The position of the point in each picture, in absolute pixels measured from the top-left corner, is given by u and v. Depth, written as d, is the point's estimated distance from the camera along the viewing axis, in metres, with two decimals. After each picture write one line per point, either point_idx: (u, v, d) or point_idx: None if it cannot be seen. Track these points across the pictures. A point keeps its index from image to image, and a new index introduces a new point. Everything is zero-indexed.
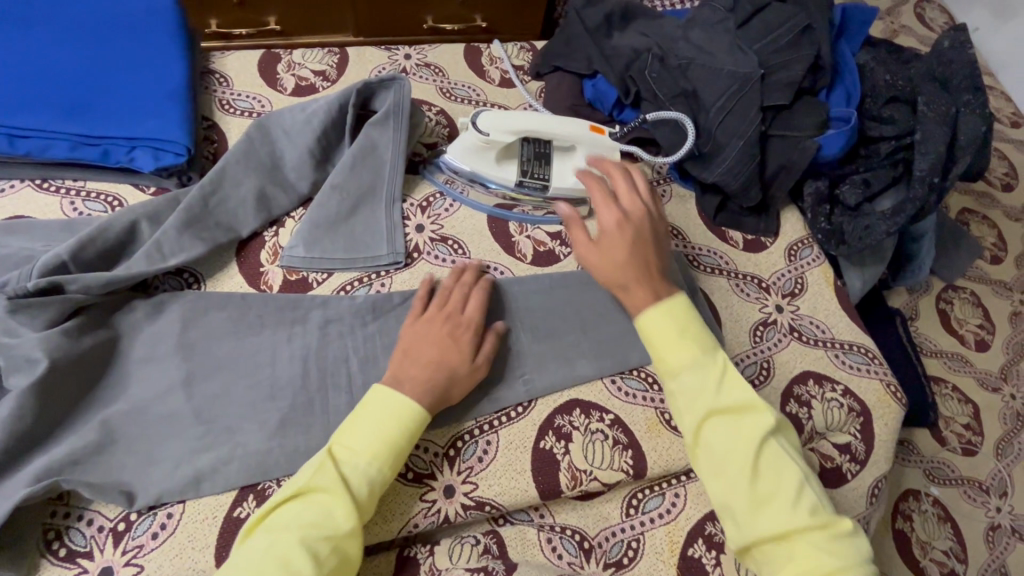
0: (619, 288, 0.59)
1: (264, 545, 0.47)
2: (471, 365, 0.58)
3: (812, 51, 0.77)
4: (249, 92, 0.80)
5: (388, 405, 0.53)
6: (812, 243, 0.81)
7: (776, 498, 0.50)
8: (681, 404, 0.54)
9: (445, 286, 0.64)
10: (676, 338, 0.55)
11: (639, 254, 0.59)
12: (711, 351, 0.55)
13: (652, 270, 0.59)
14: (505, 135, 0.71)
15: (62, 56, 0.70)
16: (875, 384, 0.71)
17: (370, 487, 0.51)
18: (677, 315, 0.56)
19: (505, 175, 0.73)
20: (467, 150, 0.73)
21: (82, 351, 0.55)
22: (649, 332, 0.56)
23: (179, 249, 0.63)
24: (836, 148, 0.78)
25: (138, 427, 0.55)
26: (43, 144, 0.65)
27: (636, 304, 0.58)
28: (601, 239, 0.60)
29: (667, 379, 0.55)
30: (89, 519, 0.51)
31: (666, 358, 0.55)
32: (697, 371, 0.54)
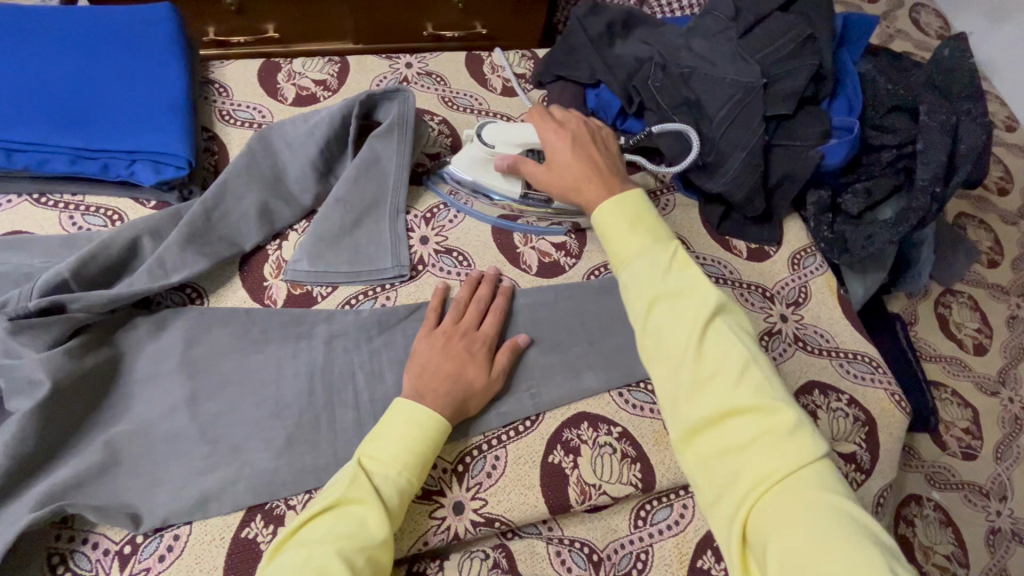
0: (573, 190, 0.59)
1: (299, 558, 0.46)
2: (487, 379, 0.60)
3: (814, 61, 0.78)
4: (250, 103, 0.79)
5: (414, 414, 0.54)
6: (815, 251, 0.81)
7: (720, 378, 0.45)
8: (628, 290, 0.51)
9: (457, 299, 0.65)
10: (626, 227, 0.53)
11: (585, 158, 0.60)
12: (664, 240, 0.52)
13: (602, 169, 0.59)
14: (509, 147, 0.70)
15: (60, 67, 0.69)
16: (879, 393, 0.71)
17: (399, 498, 0.51)
18: (628, 207, 0.54)
19: (508, 187, 0.72)
20: (472, 160, 0.72)
21: (86, 371, 0.55)
22: (603, 225, 0.54)
23: (182, 264, 0.62)
24: (839, 157, 0.78)
25: (144, 448, 0.54)
26: (42, 158, 0.64)
27: (591, 199, 0.57)
28: (552, 158, 0.62)
29: (619, 267, 0.52)
30: (94, 543, 0.51)
31: (619, 250, 0.52)
32: (646, 254, 0.51)
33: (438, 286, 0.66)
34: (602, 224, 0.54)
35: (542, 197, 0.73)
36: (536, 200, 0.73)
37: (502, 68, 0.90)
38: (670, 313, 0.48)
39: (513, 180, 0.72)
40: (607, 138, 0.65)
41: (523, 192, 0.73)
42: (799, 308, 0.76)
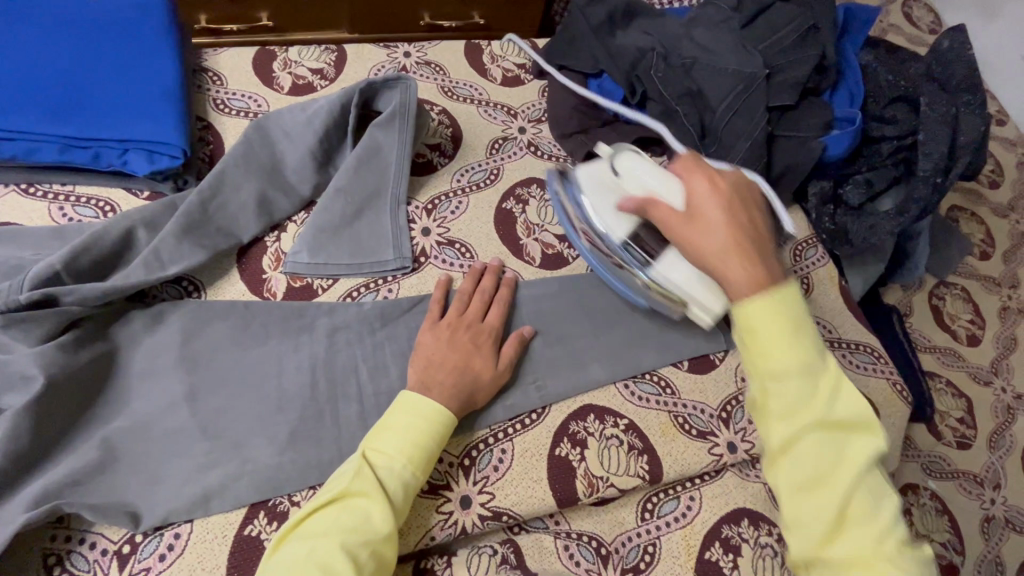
0: (714, 257, 0.48)
1: (302, 551, 0.46)
2: (494, 371, 0.59)
3: (817, 52, 0.77)
4: (245, 91, 0.77)
5: (419, 406, 0.53)
6: (817, 242, 0.80)
7: (866, 523, 0.41)
8: (770, 402, 0.43)
9: (461, 291, 0.64)
10: (790, 337, 0.43)
11: (740, 218, 0.49)
12: (821, 354, 0.44)
13: (756, 244, 0.47)
14: (637, 186, 0.59)
15: (48, 53, 0.67)
16: (881, 382, 0.72)
17: (405, 491, 0.50)
18: (791, 307, 0.44)
19: (613, 229, 0.62)
20: (591, 183, 0.64)
21: (80, 366, 0.53)
22: (751, 319, 0.44)
23: (178, 256, 0.60)
24: (841, 148, 0.78)
25: (142, 444, 0.52)
26: (30, 147, 0.62)
27: (736, 277, 0.46)
28: (698, 213, 0.50)
29: (765, 377, 0.43)
30: (92, 542, 0.49)
31: (775, 356, 0.43)
32: (807, 376, 0.42)
33: (440, 277, 0.65)
34: (743, 308, 0.44)
35: (641, 257, 0.62)
36: (636, 257, 0.62)
37: (502, 58, 0.88)
38: (821, 452, 0.42)
39: (625, 222, 0.61)
40: (760, 205, 0.52)
41: (626, 242, 0.62)
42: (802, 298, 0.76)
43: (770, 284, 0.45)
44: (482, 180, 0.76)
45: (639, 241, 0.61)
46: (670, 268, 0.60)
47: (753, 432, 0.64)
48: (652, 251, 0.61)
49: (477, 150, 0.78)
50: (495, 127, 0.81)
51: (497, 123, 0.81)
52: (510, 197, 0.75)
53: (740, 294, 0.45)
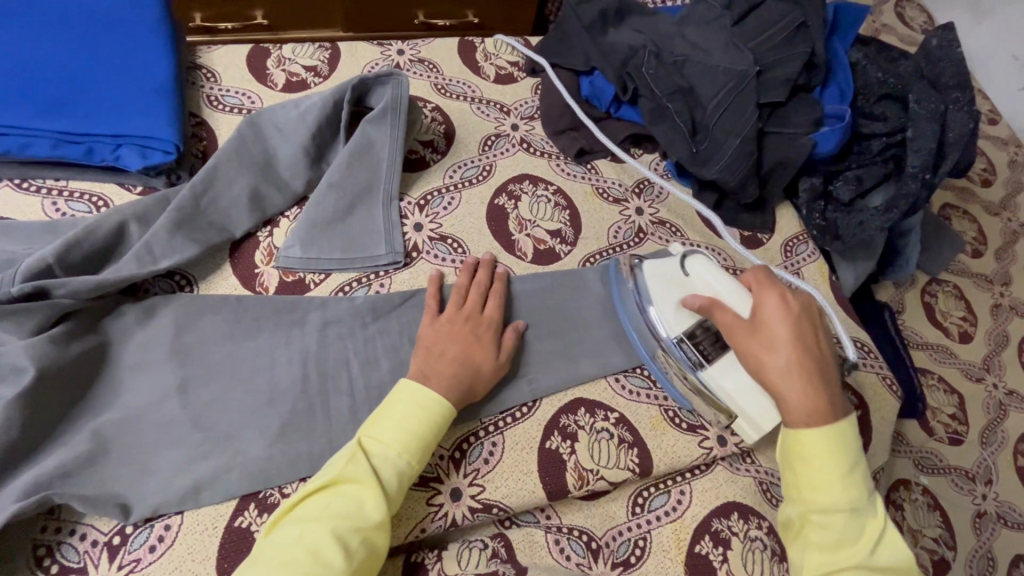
0: (777, 376, 0.54)
1: (294, 535, 0.46)
2: (495, 363, 0.59)
3: (807, 49, 0.78)
4: (238, 88, 0.77)
5: (416, 396, 0.54)
6: (807, 239, 0.81)
7: None
8: (812, 530, 0.50)
9: (457, 285, 0.64)
10: (838, 477, 0.51)
11: (803, 340, 0.55)
12: (869, 502, 0.51)
13: (816, 375, 0.54)
14: (705, 287, 0.62)
15: (43, 50, 0.67)
16: (872, 377, 0.72)
17: (399, 481, 0.51)
18: (842, 444, 0.52)
19: (671, 323, 0.63)
20: (656, 276, 0.65)
21: (71, 358, 0.53)
22: (805, 449, 0.52)
23: (170, 250, 0.61)
24: (831, 145, 0.78)
25: (133, 437, 0.53)
26: (23, 142, 0.62)
27: (795, 403, 0.53)
28: (763, 332, 0.56)
29: (812, 508, 0.51)
30: (82, 534, 0.49)
31: (824, 490, 0.51)
32: (853, 515, 0.50)
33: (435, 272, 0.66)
34: (798, 434, 0.53)
35: (694, 357, 0.62)
36: (687, 355, 0.62)
37: (495, 56, 0.89)
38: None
39: (684, 319, 0.62)
40: (821, 323, 0.59)
41: (680, 339, 0.62)
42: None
43: (824, 415, 0.53)
44: (474, 176, 0.76)
45: (694, 340, 0.62)
46: (723, 376, 0.61)
47: None
48: (707, 353, 0.61)
49: (469, 146, 0.78)
50: (488, 124, 0.81)
51: (490, 120, 0.82)
52: (503, 193, 0.75)
53: (797, 422, 0.53)
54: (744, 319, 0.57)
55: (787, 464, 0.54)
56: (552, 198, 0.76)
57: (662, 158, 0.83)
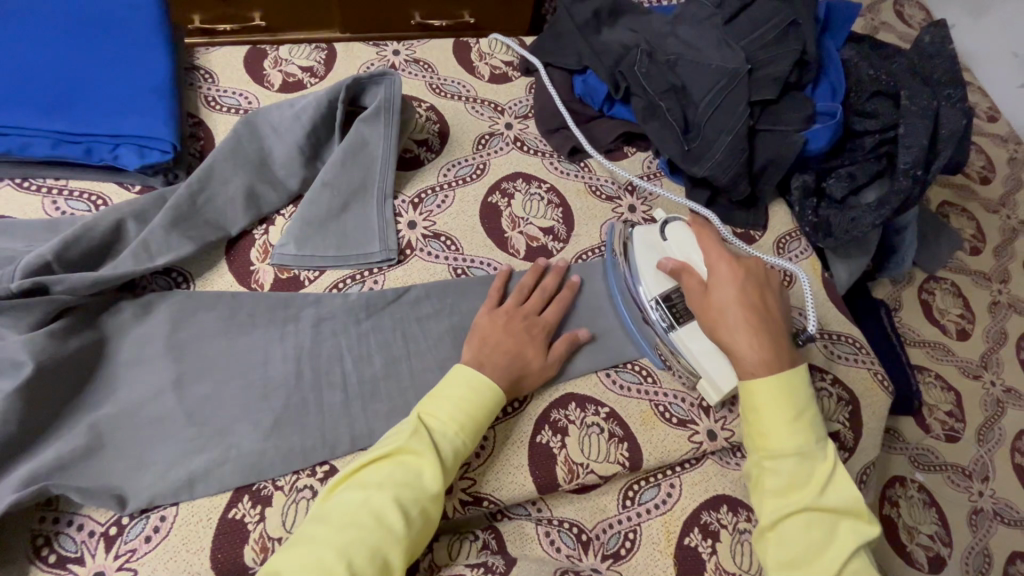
0: (729, 331, 0.57)
1: (359, 498, 0.48)
2: (544, 362, 0.61)
3: (798, 47, 0.78)
4: (236, 89, 0.78)
5: (470, 378, 0.56)
6: (800, 236, 0.82)
7: None
8: (767, 477, 0.53)
9: (523, 283, 0.66)
10: (786, 423, 0.53)
11: (757, 301, 0.58)
12: (820, 444, 0.53)
13: (768, 330, 0.57)
14: (679, 252, 0.64)
15: (42, 53, 0.68)
16: (863, 372, 0.73)
17: (453, 455, 0.53)
18: (791, 394, 0.54)
19: (651, 284, 0.64)
20: (641, 240, 0.67)
21: (69, 353, 0.54)
22: (755, 399, 0.54)
23: (167, 248, 0.62)
24: (823, 142, 0.79)
25: (129, 430, 0.54)
26: (23, 142, 0.64)
27: (745, 357, 0.56)
28: (716, 291, 0.59)
29: (764, 455, 0.53)
30: (80, 524, 0.50)
31: (774, 439, 0.53)
32: (804, 459, 0.52)
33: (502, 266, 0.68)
34: (748, 385, 0.55)
35: (667, 319, 0.63)
36: (661, 317, 0.64)
37: (490, 55, 0.90)
38: (809, 529, 0.50)
39: (660, 283, 0.64)
40: (777, 288, 0.61)
41: (657, 301, 0.64)
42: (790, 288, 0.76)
43: (771, 367, 0.55)
44: (468, 174, 0.77)
45: (670, 303, 0.64)
46: (691, 338, 0.62)
47: (733, 420, 0.65)
48: (679, 316, 0.63)
49: (464, 145, 0.79)
50: (483, 123, 0.82)
51: (484, 119, 0.83)
52: (496, 191, 0.76)
53: (748, 373, 0.56)
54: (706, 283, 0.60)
55: (743, 417, 0.56)
56: (546, 195, 0.77)
57: (654, 156, 0.84)
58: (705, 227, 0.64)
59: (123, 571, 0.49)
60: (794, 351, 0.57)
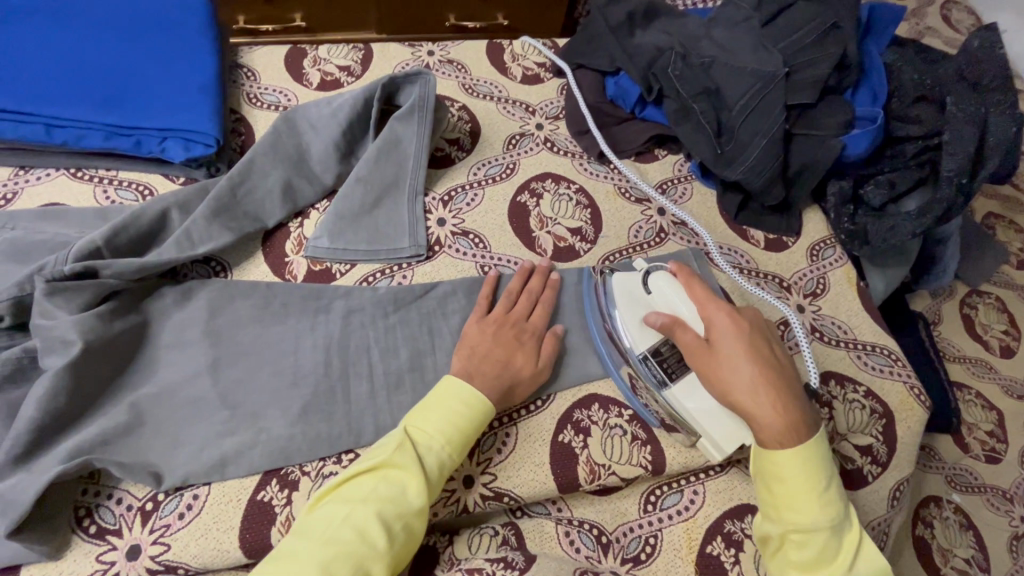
0: (745, 394, 0.55)
1: (342, 514, 0.48)
2: (534, 368, 0.60)
3: (839, 50, 0.77)
4: (276, 87, 0.81)
5: (459, 391, 0.56)
6: (835, 243, 0.80)
7: None
8: (792, 548, 0.51)
9: (510, 288, 0.66)
10: (816, 497, 0.51)
11: (760, 358, 0.57)
12: (844, 515, 0.52)
13: (784, 390, 0.55)
14: (665, 305, 0.62)
15: (98, 49, 0.72)
16: (898, 386, 0.70)
17: (440, 469, 0.53)
18: (815, 465, 0.52)
19: (637, 340, 0.62)
20: (621, 288, 0.64)
21: (114, 334, 0.56)
22: (778, 469, 0.53)
23: (208, 237, 0.64)
24: (861, 148, 0.77)
25: (166, 410, 0.56)
26: (78, 134, 0.67)
27: (768, 423, 0.54)
28: (722, 351, 0.57)
29: (790, 529, 0.51)
30: (119, 498, 0.53)
31: (802, 512, 0.51)
32: (833, 533, 0.51)
33: (489, 273, 0.67)
34: (772, 454, 0.53)
35: (658, 375, 0.61)
36: (653, 372, 0.61)
37: (523, 57, 0.91)
38: None
39: (648, 336, 0.62)
40: (769, 335, 0.61)
41: (645, 355, 0.61)
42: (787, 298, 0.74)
43: (796, 432, 0.53)
44: (498, 174, 0.77)
45: (660, 357, 0.61)
46: (688, 395, 0.60)
47: None
48: (672, 371, 0.61)
49: (494, 145, 0.80)
50: (513, 123, 0.83)
51: (515, 119, 0.83)
52: (525, 191, 0.76)
53: (770, 442, 0.54)
54: (703, 340, 0.58)
55: (764, 485, 0.54)
56: (574, 196, 0.77)
57: (685, 159, 0.84)
58: (691, 276, 0.62)
59: (157, 545, 0.51)
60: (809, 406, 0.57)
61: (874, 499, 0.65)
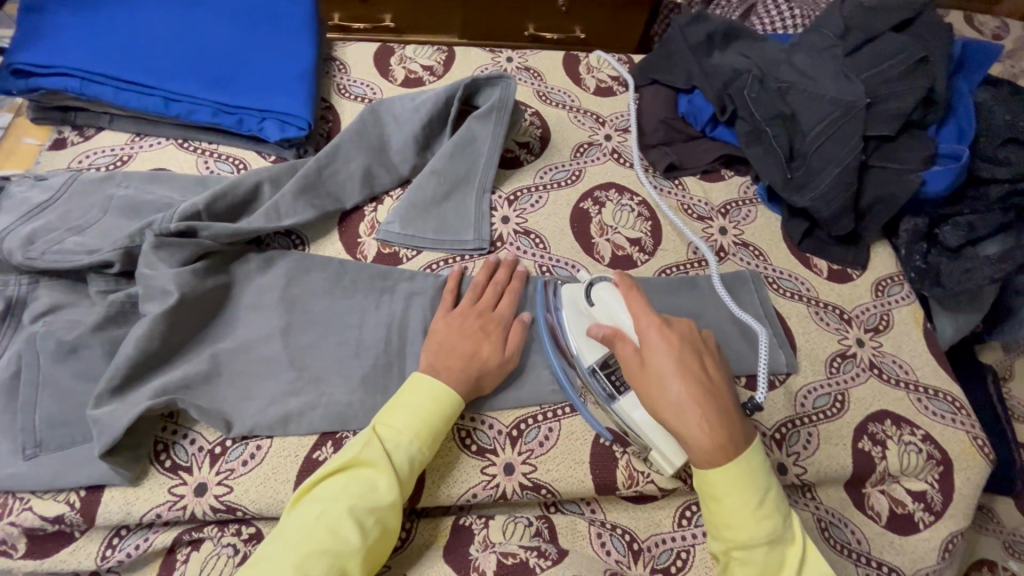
0: (673, 411, 0.53)
1: (313, 515, 0.49)
2: (501, 358, 0.61)
3: (926, 84, 0.74)
4: (364, 80, 0.87)
5: (427, 388, 0.56)
6: (903, 281, 0.78)
7: None
8: (736, 566, 0.51)
9: (475, 282, 0.67)
10: (752, 511, 0.50)
11: (693, 373, 0.55)
12: (786, 524, 0.51)
13: (714, 404, 0.53)
14: (607, 316, 0.61)
15: (215, 33, 0.79)
16: (960, 434, 0.67)
17: (411, 463, 0.54)
18: (749, 478, 0.51)
19: (586, 352, 0.61)
20: (569, 301, 0.64)
21: (205, 289, 0.62)
22: (716, 487, 0.51)
23: (293, 212, 0.69)
24: (942, 185, 0.75)
25: (241, 364, 0.60)
26: (190, 109, 0.74)
27: (698, 440, 0.52)
28: (653, 366, 0.55)
29: (732, 545, 0.51)
30: (192, 439, 0.57)
31: (742, 529, 0.50)
32: (773, 546, 0.50)
33: (455, 268, 0.69)
34: (704, 472, 0.52)
35: (607, 388, 0.59)
36: (602, 386, 0.60)
37: (597, 70, 0.93)
38: None
39: (594, 349, 0.61)
40: (712, 349, 0.58)
41: (594, 368, 0.61)
42: (848, 330, 0.73)
43: (725, 449, 0.52)
44: (564, 179, 0.80)
45: (608, 370, 0.60)
46: (633, 407, 0.58)
47: (806, 458, 0.64)
48: (620, 384, 0.59)
49: (562, 151, 0.83)
50: (582, 132, 0.85)
51: (585, 128, 0.86)
52: (588, 198, 0.78)
53: (701, 459, 0.52)
54: (639, 353, 0.57)
55: (704, 503, 0.53)
56: (636, 208, 0.79)
57: (752, 182, 0.84)
58: (632, 286, 0.61)
59: (221, 487, 0.55)
60: (743, 419, 0.55)
61: (922, 547, 0.63)
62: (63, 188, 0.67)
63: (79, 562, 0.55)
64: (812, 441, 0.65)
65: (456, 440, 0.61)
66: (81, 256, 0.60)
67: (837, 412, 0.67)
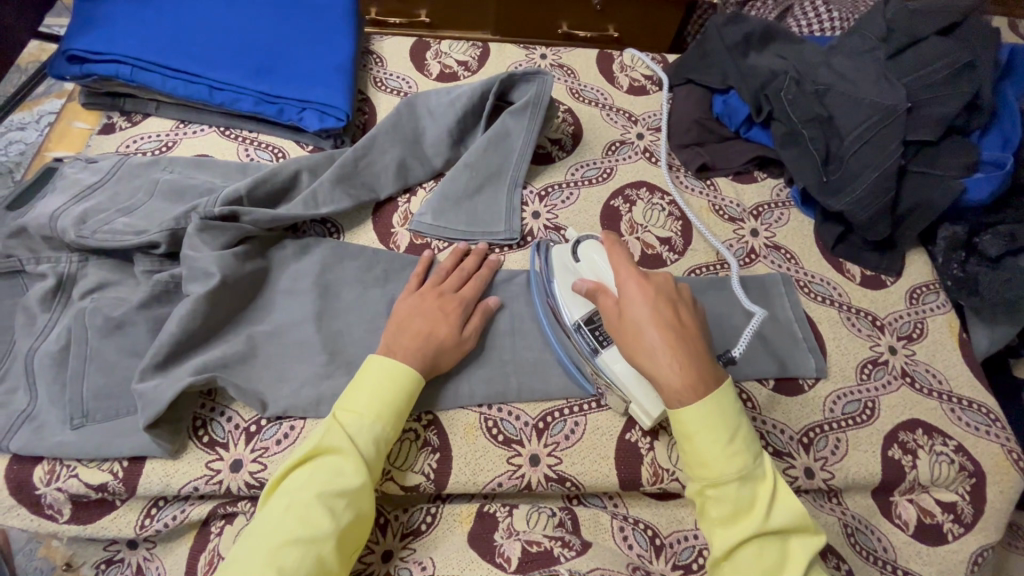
0: (646, 354, 0.54)
1: (280, 508, 0.49)
2: (457, 338, 0.61)
3: (972, 90, 0.73)
4: (400, 74, 0.88)
5: (383, 369, 0.56)
6: (939, 289, 0.77)
7: None
8: (709, 504, 0.51)
9: (442, 267, 0.67)
10: (721, 446, 0.50)
11: (667, 319, 0.55)
12: (756, 460, 0.51)
13: (687, 349, 0.53)
14: (591, 272, 0.62)
15: (258, 25, 0.81)
16: (994, 447, 0.65)
17: (376, 445, 0.54)
18: (720, 416, 0.51)
19: (572, 308, 0.63)
20: (558, 260, 0.66)
21: (245, 273, 0.64)
22: (686, 427, 0.51)
23: (331, 200, 0.71)
24: (984, 193, 0.73)
25: (276, 347, 0.62)
26: (233, 97, 0.76)
27: (669, 382, 0.52)
28: (630, 313, 0.56)
29: (705, 484, 0.51)
30: (229, 416, 0.59)
31: (712, 466, 0.50)
32: (744, 482, 0.50)
33: (425, 254, 0.69)
34: (677, 414, 0.52)
35: (591, 343, 0.61)
36: (586, 341, 0.62)
37: (630, 68, 0.93)
38: (758, 558, 0.48)
39: (579, 304, 0.63)
40: (691, 301, 0.58)
41: (579, 324, 0.62)
42: (880, 337, 0.72)
43: (695, 390, 0.51)
44: (595, 177, 0.80)
45: (592, 326, 0.62)
46: (616, 360, 0.60)
47: (834, 463, 0.63)
48: (603, 340, 0.61)
49: (594, 149, 0.83)
50: (615, 131, 0.85)
51: (616, 127, 0.86)
52: (619, 196, 0.79)
53: (673, 401, 0.52)
54: (618, 303, 0.57)
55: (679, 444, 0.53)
56: (667, 207, 0.79)
57: (786, 185, 0.83)
58: (616, 244, 0.62)
59: (256, 463, 0.57)
60: (717, 365, 0.54)
61: (951, 559, 0.62)
62: (112, 171, 0.70)
63: (119, 529, 0.57)
64: (840, 446, 0.64)
65: (483, 429, 0.62)
66: (130, 236, 0.62)
67: (865, 419, 0.66)
